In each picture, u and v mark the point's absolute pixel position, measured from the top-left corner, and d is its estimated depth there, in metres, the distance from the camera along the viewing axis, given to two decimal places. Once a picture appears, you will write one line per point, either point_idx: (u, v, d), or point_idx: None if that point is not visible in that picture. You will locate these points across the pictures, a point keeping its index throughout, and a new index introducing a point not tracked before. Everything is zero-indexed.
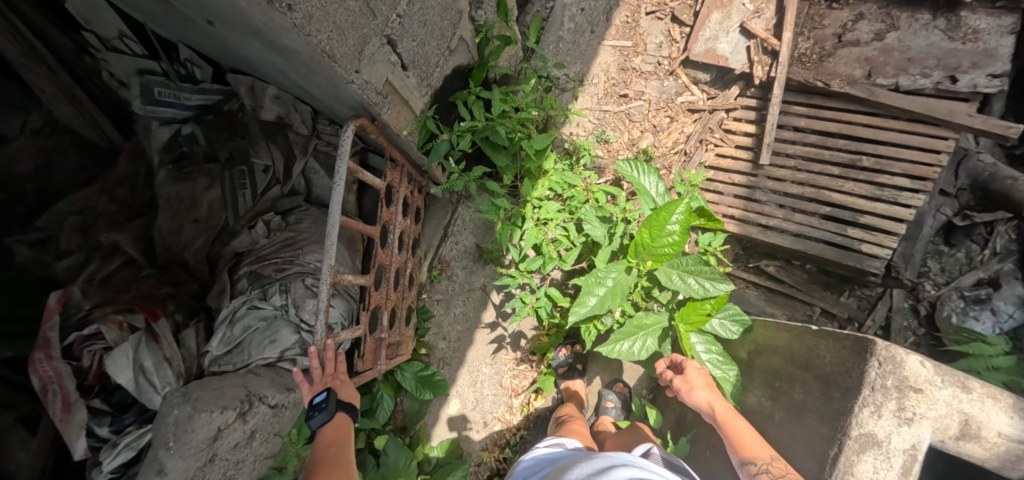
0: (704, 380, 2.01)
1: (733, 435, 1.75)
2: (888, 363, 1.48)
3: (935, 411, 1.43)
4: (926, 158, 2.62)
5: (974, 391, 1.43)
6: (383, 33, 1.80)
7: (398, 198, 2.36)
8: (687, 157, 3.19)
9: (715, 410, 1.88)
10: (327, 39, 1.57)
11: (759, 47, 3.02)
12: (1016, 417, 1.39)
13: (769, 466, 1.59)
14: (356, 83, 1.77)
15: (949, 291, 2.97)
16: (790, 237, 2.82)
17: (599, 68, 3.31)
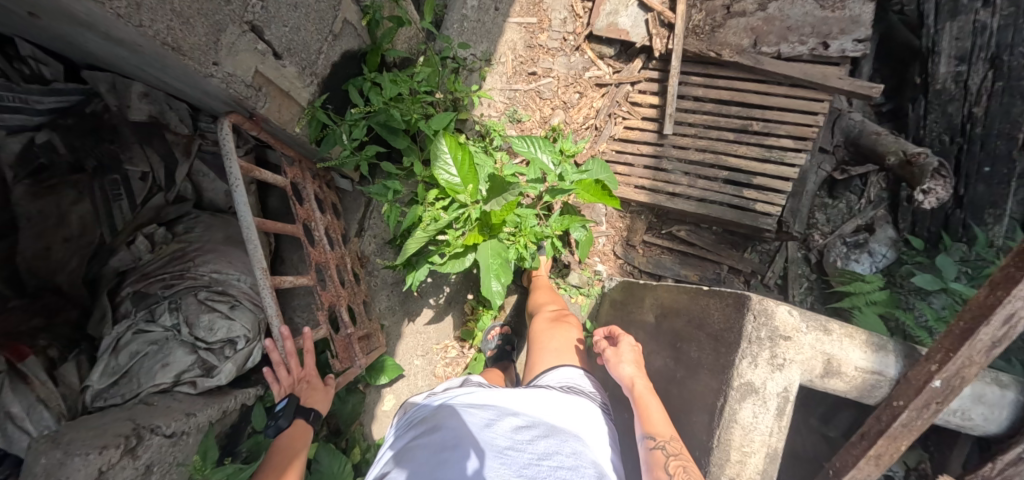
0: (634, 356, 1.87)
1: (642, 411, 1.68)
2: (761, 315, 1.49)
3: (801, 355, 1.47)
4: (805, 119, 2.83)
5: (834, 332, 1.50)
6: (244, 20, 1.63)
7: (309, 195, 2.24)
8: (600, 131, 3.24)
9: (633, 386, 1.77)
10: (166, 29, 1.40)
11: (656, 20, 3.12)
12: (869, 352, 1.49)
13: (665, 445, 1.55)
14: (216, 76, 1.61)
15: (834, 238, 3.28)
16: (694, 202, 2.94)
17: (506, 46, 3.26)
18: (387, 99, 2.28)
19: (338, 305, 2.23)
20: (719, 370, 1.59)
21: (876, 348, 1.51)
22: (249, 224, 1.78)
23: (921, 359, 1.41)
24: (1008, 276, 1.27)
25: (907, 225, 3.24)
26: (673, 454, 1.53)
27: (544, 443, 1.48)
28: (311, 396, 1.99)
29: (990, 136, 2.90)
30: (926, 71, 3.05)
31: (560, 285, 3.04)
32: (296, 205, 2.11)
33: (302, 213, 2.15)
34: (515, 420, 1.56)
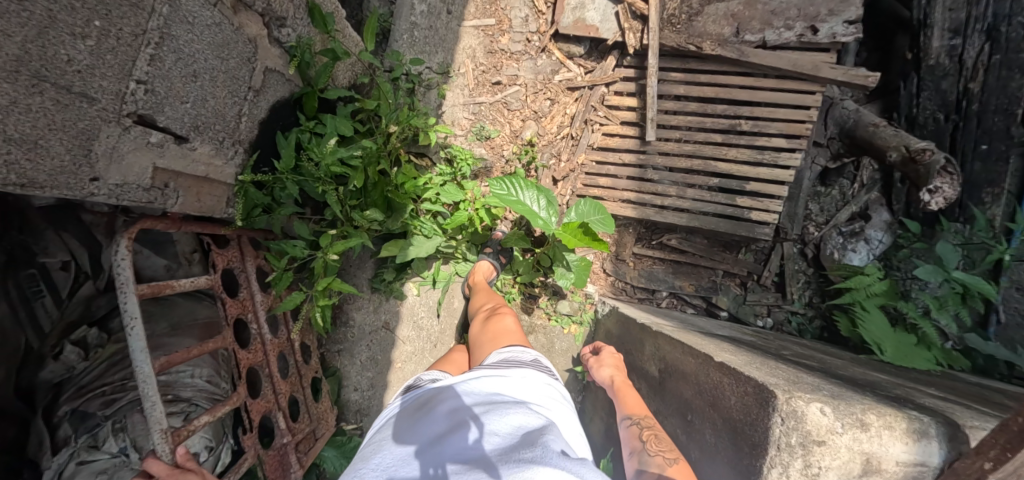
0: (614, 361, 2.17)
1: (621, 398, 1.91)
2: (790, 418, 1.28)
3: (838, 460, 1.25)
4: (797, 115, 2.61)
5: (871, 426, 1.29)
6: (125, 114, 1.27)
7: (247, 277, 1.99)
8: (576, 140, 2.97)
9: (613, 382, 2.05)
10: (6, 165, 1.03)
11: (627, 12, 2.81)
12: (911, 442, 1.29)
13: (640, 421, 1.72)
14: (101, 193, 1.26)
15: (829, 229, 3.15)
16: (685, 214, 2.73)
17: (464, 54, 2.98)
18: (329, 155, 2.08)
19: (274, 409, 2.00)
20: (740, 470, 1.39)
21: (917, 435, 1.31)
22: (148, 375, 1.49)
23: (972, 451, 1.24)
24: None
25: (903, 207, 3.11)
26: (647, 425, 1.69)
27: (496, 413, 1.37)
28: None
29: (987, 112, 2.74)
30: (917, 45, 2.85)
31: (550, 315, 2.84)
32: (226, 301, 1.87)
33: (235, 308, 1.88)
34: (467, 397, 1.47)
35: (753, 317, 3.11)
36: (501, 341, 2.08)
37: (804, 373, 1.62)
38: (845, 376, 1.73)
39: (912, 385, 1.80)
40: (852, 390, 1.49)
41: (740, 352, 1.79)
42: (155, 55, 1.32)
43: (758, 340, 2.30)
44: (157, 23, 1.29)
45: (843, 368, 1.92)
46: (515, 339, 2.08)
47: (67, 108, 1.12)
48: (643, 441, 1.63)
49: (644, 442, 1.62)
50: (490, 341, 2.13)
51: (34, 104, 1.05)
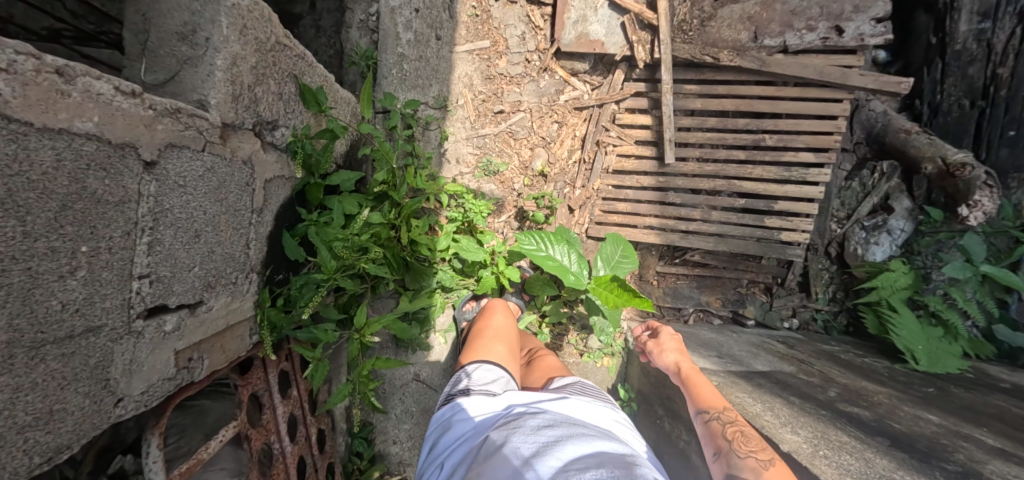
0: (677, 346, 2.19)
1: (695, 387, 1.88)
2: None
3: None
4: (824, 126, 2.49)
5: None
6: (136, 316, 1.12)
7: (273, 395, 1.86)
8: (590, 164, 2.82)
9: (680, 368, 2.06)
10: (23, 448, 0.94)
11: (634, 23, 2.59)
12: None
13: (720, 414, 1.70)
14: (132, 406, 1.15)
15: (851, 224, 3.14)
16: (713, 238, 2.68)
17: (460, 83, 2.78)
18: (349, 238, 1.90)
19: None
20: None
21: None
22: None
23: None
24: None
25: (925, 194, 3.04)
26: (728, 420, 1.67)
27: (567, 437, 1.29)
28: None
29: (1016, 100, 2.65)
30: (942, 29, 2.84)
31: (582, 351, 2.80)
32: (251, 435, 1.75)
33: (259, 437, 1.79)
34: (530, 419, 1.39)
35: (779, 321, 3.12)
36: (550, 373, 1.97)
37: (868, 450, 1.60)
38: (902, 438, 1.71)
39: (965, 432, 1.80)
40: (922, 476, 1.48)
41: (797, 421, 1.76)
42: (154, 239, 1.14)
43: (799, 372, 2.33)
44: (147, 205, 1.10)
45: (893, 414, 1.91)
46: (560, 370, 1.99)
47: (72, 354, 0.99)
48: (729, 440, 1.60)
49: (731, 442, 1.59)
50: (538, 373, 2.02)
51: (38, 373, 0.94)
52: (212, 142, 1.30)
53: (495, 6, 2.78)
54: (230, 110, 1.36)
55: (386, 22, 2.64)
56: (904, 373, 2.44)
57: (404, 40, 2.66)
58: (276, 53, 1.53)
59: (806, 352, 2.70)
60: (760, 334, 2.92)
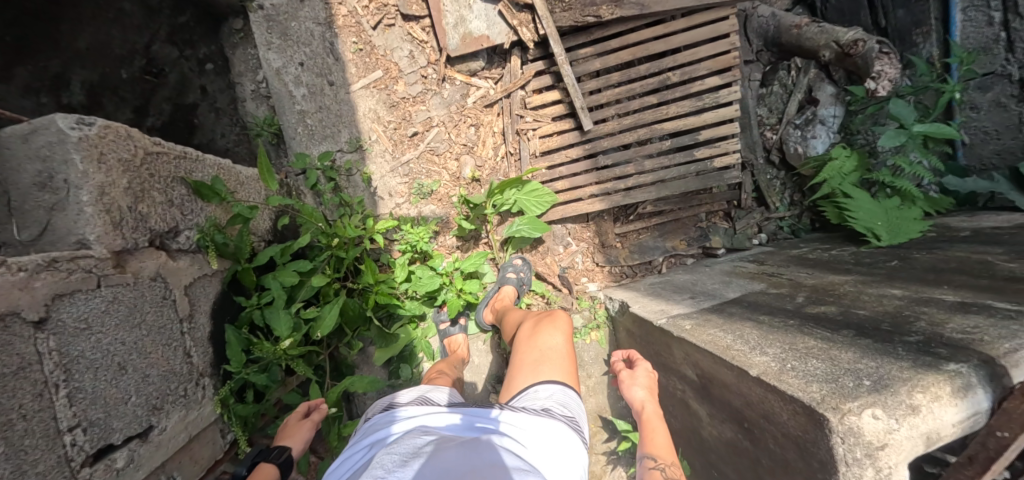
0: (649, 383, 1.98)
1: (650, 435, 1.82)
2: (849, 435, 1.30)
3: (903, 455, 1.29)
4: (721, 46, 2.50)
5: (921, 405, 1.32)
6: (78, 464, 1.22)
7: None
8: (517, 154, 2.82)
9: (644, 410, 1.90)
10: None
11: (511, 8, 2.60)
12: (959, 400, 1.34)
13: (664, 468, 1.69)
14: None
15: (785, 127, 3.15)
16: (653, 186, 2.67)
17: (368, 120, 2.76)
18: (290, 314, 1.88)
19: None
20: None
21: (963, 390, 1.35)
22: None
23: None
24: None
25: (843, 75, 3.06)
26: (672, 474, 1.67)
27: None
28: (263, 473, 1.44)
29: None
30: None
31: None
32: None
33: None
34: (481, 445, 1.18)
35: (748, 241, 3.15)
36: (533, 376, 1.61)
37: (833, 348, 1.61)
38: (867, 323, 1.74)
39: (927, 297, 1.83)
40: (885, 357, 1.50)
41: (765, 341, 1.77)
42: (70, 391, 1.20)
43: (770, 287, 2.34)
44: (52, 360, 1.17)
45: (858, 301, 1.94)
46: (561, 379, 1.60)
47: None
48: None
49: None
50: (527, 365, 1.68)
51: None
52: (106, 274, 1.32)
53: (375, 35, 2.78)
54: (114, 237, 1.37)
55: (276, 85, 2.72)
56: (869, 255, 2.48)
57: (298, 97, 2.72)
58: (150, 163, 1.54)
59: (777, 264, 2.73)
60: (731, 260, 2.94)
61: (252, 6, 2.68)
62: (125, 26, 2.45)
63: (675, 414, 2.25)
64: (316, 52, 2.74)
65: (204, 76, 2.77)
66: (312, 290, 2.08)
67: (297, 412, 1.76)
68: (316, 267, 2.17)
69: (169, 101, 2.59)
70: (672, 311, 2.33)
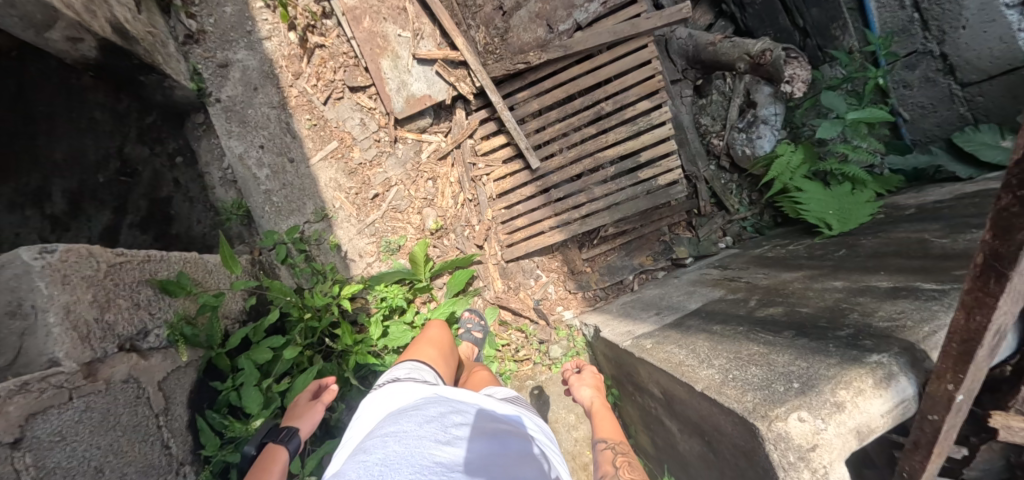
0: (594, 382, 2.19)
1: (597, 423, 1.93)
2: (779, 441, 1.35)
3: (836, 453, 1.33)
4: (646, 73, 2.65)
5: (846, 401, 1.37)
6: None
7: None
8: (475, 199, 2.98)
9: (593, 405, 2.06)
10: None
11: (447, 67, 2.80)
12: (885, 390, 1.38)
13: (614, 446, 1.76)
14: None
15: (730, 132, 3.25)
16: (606, 211, 2.78)
17: (331, 189, 2.92)
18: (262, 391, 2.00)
19: None
20: None
21: (887, 379, 1.40)
22: None
23: (933, 376, 1.30)
24: (977, 301, 1.13)
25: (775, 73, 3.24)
26: (620, 449, 1.73)
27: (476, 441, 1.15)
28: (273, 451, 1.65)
29: None
30: None
31: (550, 364, 2.91)
32: None
33: None
34: (456, 410, 1.30)
35: (713, 246, 3.23)
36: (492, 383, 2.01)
37: (773, 352, 1.68)
38: (807, 321, 1.80)
39: (864, 286, 1.89)
40: (817, 356, 1.56)
41: (714, 353, 1.83)
42: None
43: (728, 294, 2.41)
44: (29, 476, 1.30)
45: (804, 298, 2.00)
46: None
47: None
48: (615, 468, 1.65)
49: (617, 469, 1.63)
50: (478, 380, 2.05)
51: None
52: (77, 386, 1.45)
53: (326, 109, 2.95)
54: (82, 351, 1.50)
55: (240, 170, 2.87)
56: (823, 246, 2.54)
57: (262, 177, 2.88)
58: (115, 275, 1.68)
59: (739, 266, 2.79)
60: (698, 268, 3.01)
61: (210, 100, 2.88)
62: (98, 133, 2.63)
63: (656, 431, 2.28)
64: (274, 134, 2.92)
65: (176, 169, 2.92)
66: (285, 362, 2.19)
67: (308, 393, 1.94)
68: (289, 339, 2.29)
69: (144, 196, 2.76)
70: (637, 332, 2.40)
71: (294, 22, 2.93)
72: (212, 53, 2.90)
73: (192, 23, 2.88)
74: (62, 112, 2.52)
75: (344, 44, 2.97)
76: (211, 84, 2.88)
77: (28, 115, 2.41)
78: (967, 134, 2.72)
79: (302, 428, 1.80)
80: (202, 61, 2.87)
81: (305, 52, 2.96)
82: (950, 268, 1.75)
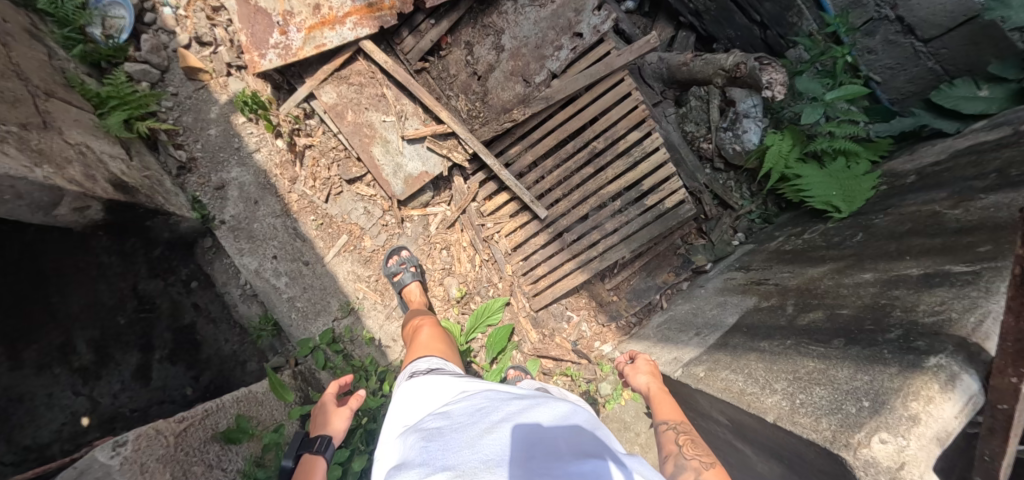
0: (649, 367, 2.21)
1: (658, 406, 2.01)
2: (868, 466, 1.39)
3: (924, 466, 1.36)
4: (629, 104, 2.72)
5: (918, 411, 1.42)
6: None
7: None
8: (492, 258, 3.03)
9: (651, 390, 2.11)
10: None
11: (436, 140, 2.85)
12: (952, 392, 1.43)
13: (676, 426, 1.85)
14: None
15: (716, 134, 3.33)
16: (622, 242, 2.83)
17: (351, 282, 2.95)
18: None
19: None
20: None
21: (952, 381, 1.45)
22: None
23: (995, 371, 1.36)
24: None
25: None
26: (681, 429, 1.83)
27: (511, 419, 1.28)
28: (312, 463, 1.84)
29: None
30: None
31: (602, 402, 2.93)
32: None
33: None
34: (492, 396, 1.44)
35: (728, 246, 3.28)
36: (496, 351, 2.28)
37: (830, 367, 1.73)
38: (852, 325, 1.85)
39: (895, 276, 1.93)
40: (876, 366, 1.60)
41: (772, 375, 1.88)
42: None
43: (762, 300, 2.45)
44: None
45: (839, 298, 2.05)
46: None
47: None
48: (679, 445, 1.76)
49: (681, 446, 1.75)
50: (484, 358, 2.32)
51: None
52: None
53: (329, 206, 2.99)
54: None
55: (259, 284, 2.91)
56: (835, 231, 2.61)
57: (282, 285, 2.91)
58: (184, 443, 1.76)
59: (761, 265, 2.84)
60: (721, 273, 3.07)
61: (215, 223, 2.93)
62: (108, 277, 2.57)
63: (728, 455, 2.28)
64: (284, 241, 2.95)
65: (192, 293, 2.84)
66: None
67: (332, 397, 2.07)
68: None
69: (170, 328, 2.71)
70: (685, 359, 2.43)
71: (279, 130, 2.98)
72: (207, 178, 2.96)
73: (182, 153, 2.94)
74: (72, 269, 2.48)
75: (332, 139, 3.01)
76: (213, 208, 2.93)
77: (37, 279, 2.38)
78: (947, 91, 2.74)
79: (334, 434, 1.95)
80: (200, 188, 2.93)
81: (296, 155, 3.01)
82: (974, 245, 1.79)
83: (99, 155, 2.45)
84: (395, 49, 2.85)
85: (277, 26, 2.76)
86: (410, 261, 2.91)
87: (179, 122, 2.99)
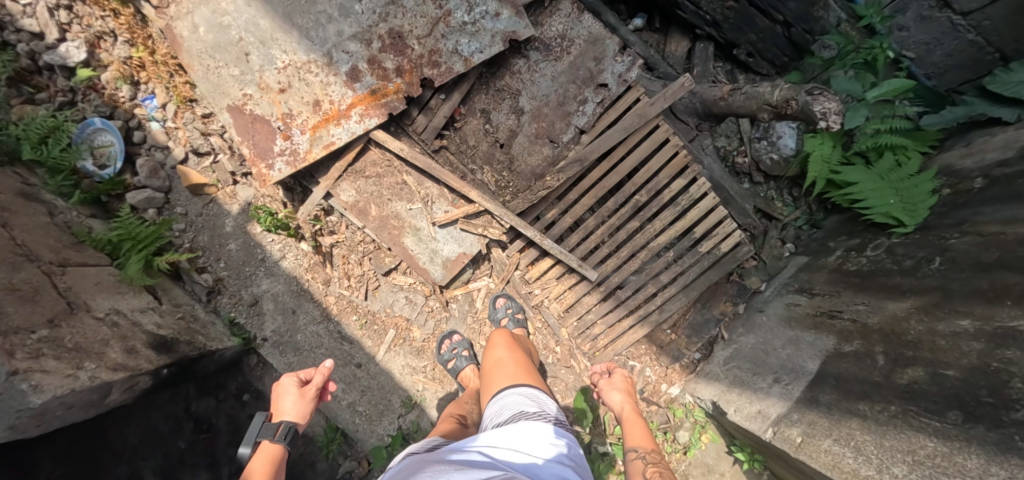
0: (624, 385, 2.31)
1: (630, 432, 2.09)
2: None
3: None
4: (668, 152, 2.57)
5: None
6: None
7: None
8: (546, 325, 2.93)
9: (624, 411, 2.22)
10: None
11: (469, 221, 2.70)
12: None
13: (645, 456, 1.97)
14: None
15: (751, 146, 3.15)
16: (679, 291, 2.74)
17: (408, 375, 2.87)
18: None
19: None
20: None
21: None
22: None
23: None
24: None
25: (770, 67, 3.13)
26: (648, 461, 1.94)
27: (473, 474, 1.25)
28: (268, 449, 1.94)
29: None
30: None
31: (681, 449, 2.91)
32: None
33: None
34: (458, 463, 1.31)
35: (779, 261, 3.19)
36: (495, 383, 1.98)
37: (958, 453, 1.67)
38: (965, 394, 1.77)
39: (999, 328, 1.83)
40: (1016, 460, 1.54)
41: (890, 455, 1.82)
42: None
43: (843, 342, 2.35)
44: None
45: (938, 352, 1.96)
46: (521, 375, 1.98)
47: None
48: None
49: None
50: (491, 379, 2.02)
51: None
52: None
53: (369, 302, 2.88)
54: None
55: None
56: (903, 250, 2.48)
57: (339, 393, 2.80)
58: None
59: (826, 289, 2.73)
60: (779, 296, 2.98)
61: (258, 342, 2.82)
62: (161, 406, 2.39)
63: None
64: (331, 347, 2.85)
65: (246, 405, 2.76)
66: None
67: (302, 377, 2.10)
68: None
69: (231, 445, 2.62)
70: (772, 414, 2.38)
71: (302, 233, 2.84)
72: (238, 296, 2.84)
73: (206, 276, 2.81)
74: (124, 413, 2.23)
75: (357, 232, 2.85)
76: (251, 326, 2.82)
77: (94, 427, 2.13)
78: (1001, 77, 2.53)
79: (297, 416, 2.04)
80: (234, 308, 2.82)
81: (324, 256, 2.87)
82: None
83: (130, 315, 2.32)
84: (406, 131, 2.67)
85: (278, 131, 2.58)
86: (462, 345, 2.80)
87: (195, 244, 2.85)
